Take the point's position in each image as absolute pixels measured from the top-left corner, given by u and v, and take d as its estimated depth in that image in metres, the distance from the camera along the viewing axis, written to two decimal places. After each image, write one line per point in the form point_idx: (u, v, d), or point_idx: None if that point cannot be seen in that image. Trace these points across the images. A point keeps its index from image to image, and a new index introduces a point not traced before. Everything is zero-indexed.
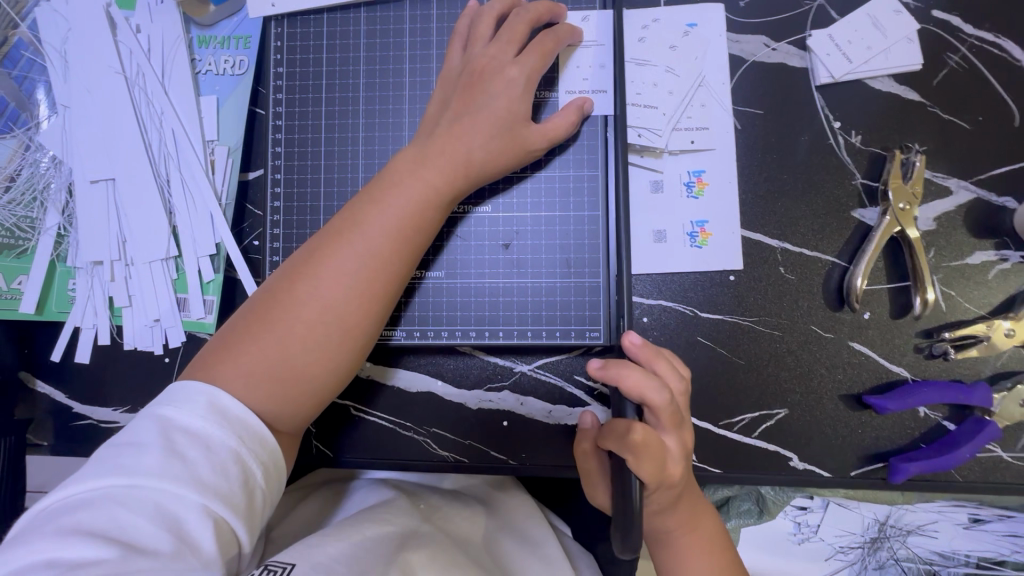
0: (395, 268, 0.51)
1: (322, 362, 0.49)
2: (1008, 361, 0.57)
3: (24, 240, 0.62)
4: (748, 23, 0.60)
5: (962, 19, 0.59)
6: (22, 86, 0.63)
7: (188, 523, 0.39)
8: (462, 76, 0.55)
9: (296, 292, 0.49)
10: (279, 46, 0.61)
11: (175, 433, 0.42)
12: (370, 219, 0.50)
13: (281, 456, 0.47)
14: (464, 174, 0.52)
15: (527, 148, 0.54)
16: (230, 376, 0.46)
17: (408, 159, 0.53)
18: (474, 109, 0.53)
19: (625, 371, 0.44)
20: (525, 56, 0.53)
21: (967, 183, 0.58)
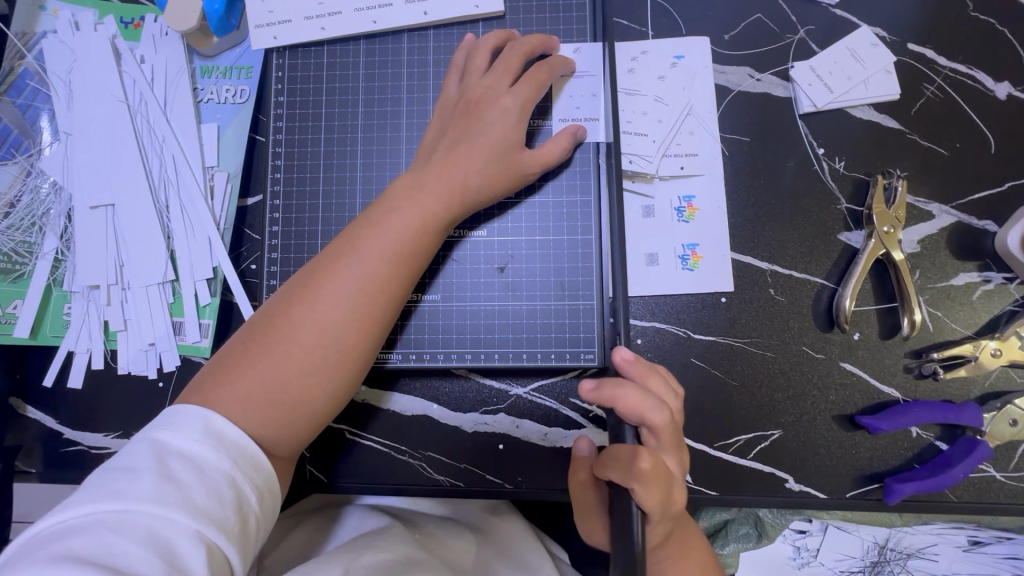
0: (392, 291, 0.52)
1: (320, 385, 0.49)
2: (996, 381, 0.58)
3: (21, 264, 0.63)
4: (733, 55, 0.62)
5: (936, 52, 0.61)
6: (26, 113, 0.64)
7: (180, 548, 0.38)
8: (458, 105, 0.56)
9: (293, 315, 0.50)
10: (280, 75, 0.63)
11: (170, 456, 0.42)
12: (368, 242, 0.51)
13: (276, 481, 0.47)
14: (459, 200, 0.53)
15: (522, 173, 0.55)
16: (225, 401, 0.46)
17: (405, 184, 0.54)
18: (470, 137, 0.54)
19: (621, 390, 0.44)
20: (519, 87, 0.55)
21: (948, 208, 0.60)
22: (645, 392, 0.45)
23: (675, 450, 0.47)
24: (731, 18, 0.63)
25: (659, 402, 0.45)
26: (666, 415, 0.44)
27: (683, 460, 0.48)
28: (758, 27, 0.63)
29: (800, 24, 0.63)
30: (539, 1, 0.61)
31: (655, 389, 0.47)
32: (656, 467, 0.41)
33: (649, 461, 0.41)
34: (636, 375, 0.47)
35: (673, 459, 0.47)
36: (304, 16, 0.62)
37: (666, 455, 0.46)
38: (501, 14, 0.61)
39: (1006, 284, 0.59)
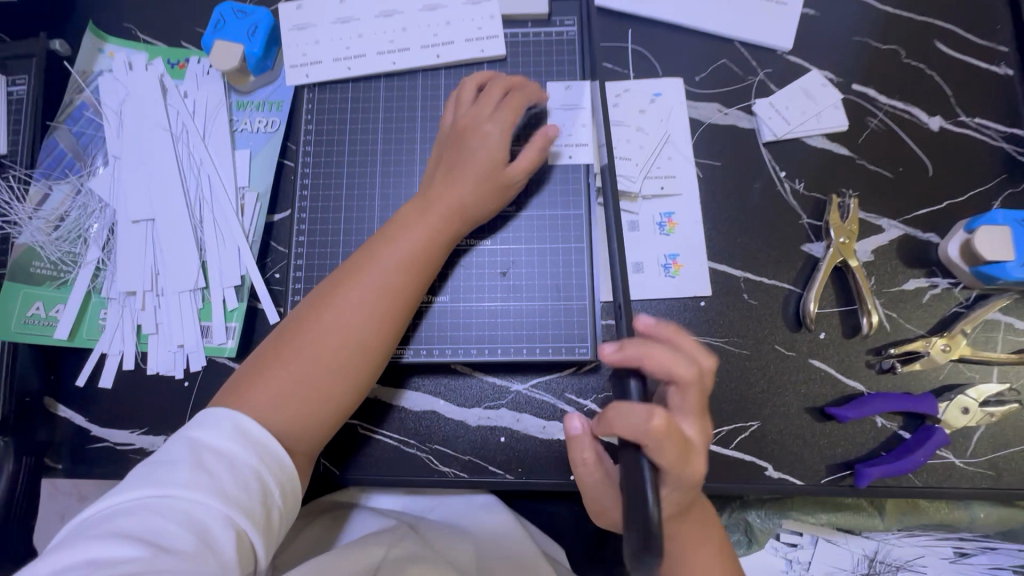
0: (405, 298, 0.58)
1: (341, 382, 0.55)
2: (950, 375, 0.64)
3: (66, 272, 0.69)
4: (702, 93, 0.72)
5: (877, 91, 0.72)
6: (81, 139, 0.72)
7: (213, 531, 0.43)
8: (451, 134, 0.64)
9: (317, 320, 0.56)
10: (310, 108, 0.71)
11: (204, 451, 0.47)
12: (384, 254, 0.58)
13: (296, 479, 0.51)
14: (462, 214, 0.61)
15: (506, 184, 0.62)
16: (258, 397, 0.52)
17: (415, 204, 0.61)
18: (461, 162, 0.61)
19: (648, 350, 0.45)
20: (500, 114, 0.62)
21: (896, 222, 0.68)
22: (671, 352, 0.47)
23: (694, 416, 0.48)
24: (700, 62, 0.73)
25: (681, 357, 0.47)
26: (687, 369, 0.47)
27: (706, 426, 0.49)
28: (723, 70, 0.73)
29: (760, 68, 0.73)
30: (535, 47, 0.71)
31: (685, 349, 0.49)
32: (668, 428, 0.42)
33: (661, 421, 0.42)
34: (665, 335, 0.49)
35: (692, 425, 0.48)
36: (332, 58, 0.71)
37: (686, 419, 0.48)
38: (502, 58, 0.71)
39: (952, 288, 0.66)
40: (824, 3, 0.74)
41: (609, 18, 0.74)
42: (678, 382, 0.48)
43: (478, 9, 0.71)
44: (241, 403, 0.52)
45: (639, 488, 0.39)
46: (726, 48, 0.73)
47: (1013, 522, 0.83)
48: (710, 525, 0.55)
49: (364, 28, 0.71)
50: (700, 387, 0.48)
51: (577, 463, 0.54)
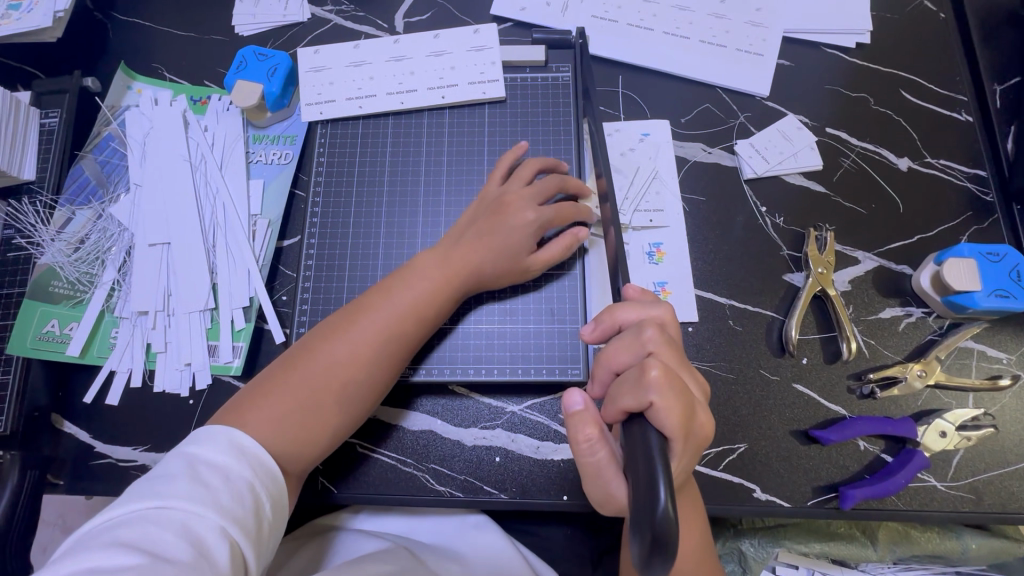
0: (412, 339, 0.61)
1: (335, 414, 0.58)
2: (928, 399, 0.67)
3: (82, 292, 0.72)
4: (687, 134, 0.78)
5: (848, 134, 0.77)
6: (105, 168, 0.76)
7: (208, 540, 0.44)
8: (492, 205, 0.66)
9: (324, 350, 0.59)
10: (322, 142, 0.76)
11: (202, 464, 0.49)
12: (400, 295, 0.61)
13: (286, 493, 0.54)
14: (476, 273, 0.64)
15: (527, 272, 0.66)
16: (258, 417, 0.55)
17: (436, 249, 0.65)
18: (497, 232, 0.64)
19: (609, 347, 0.49)
20: (545, 210, 0.65)
21: (871, 254, 0.72)
22: (629, 332, 0.49)
23: (688, 367, 0.48)
24: (685, 106, 0.79)
25: (644, 323, 0.48)
26: (656, 331, 0.47)
27: (699, 377, 0.50)
28: (706, 113, 0.79)
29: (740, 111, 0.79)
30: (533, 89, 0.77)
31: (631, 317, 0.51)
32: (668, 379, 0.43)
33: (660, 370, 0.44)
34: (608, 322, 0.52)
35: (689, 377, 0.48)
36: (345, 97, 0.77)
37: (685, 374, 0.47)
38: (503, 99, 0.76)
39: (926, 316, 0.70)
40: (797, 55, 0.81)
41: (601, 65, 0.81)
42: (650, 348, 0.47)
43: (481, 55, 0.77)
44: (240, 420, 0.55)
45: (648, 452, 0.39)
46: (709, 94, 0.79)
47: (1005, 554, 0.83)
48: (694, 505, 0.53)
49: (375, 71, 0.77)
50: (671, 341, 0.49)
51: (578, 448, 0.45)
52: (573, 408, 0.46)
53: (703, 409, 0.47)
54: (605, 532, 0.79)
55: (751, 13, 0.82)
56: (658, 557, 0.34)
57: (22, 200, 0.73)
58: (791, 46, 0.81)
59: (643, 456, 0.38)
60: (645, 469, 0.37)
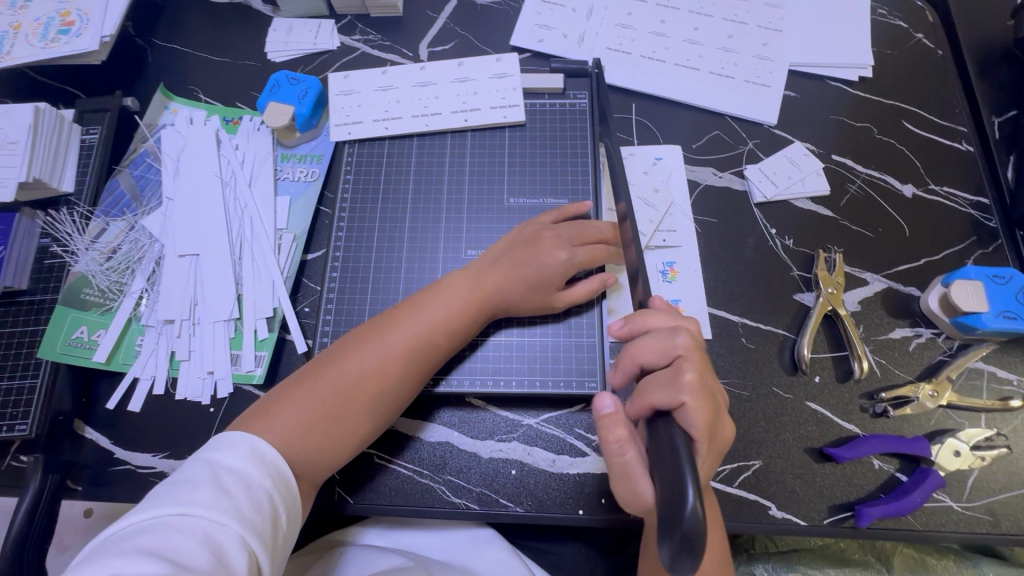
0: (437, 355, 0.63)
1: (356, 423, 0.59)
2: (940, 419, 0.68)
3: (111, 300, 0.74)
4: (699, 159, 0.81)
5: (854, 161, 0.80)
6: (140, 183, 0.79)
7: (229, 549, 0.45)
8: (526, 236, 0.69)
9: (351, 359, 0.60)
10: (350, 160, 0.80)
11: (223, 472, 0.49)
12: (427, 313, 0.63)
13: (298, 505, 0.54)
14: (505, 302, 0.66)
15: (554, 308, 0.68)
16: (283, 419, 0.56)
17: (464, 271, 0.67)
18: (528, 265, 0.66)
19: (636, 349, 0.51)
20: (577, 251, 0.68)
21: (879, 276, 0.74)
22: (658, 336, 0.51)
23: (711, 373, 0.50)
24: (696, 133, 0.82)
25: (675, 330, 0.50)
26: (688, 337, 0.49)
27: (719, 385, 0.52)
28: (717, 139, 0.82)
29: (749, 138, 0.82)
30: (552, 115, 0.81)
31: (658, 323, 0.53)
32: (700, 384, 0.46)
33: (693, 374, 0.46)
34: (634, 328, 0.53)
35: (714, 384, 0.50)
36: (373, 119, 0.81)
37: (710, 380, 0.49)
38: (522, 123, 0.80)
39: (935, 337, 0.71)
40: (803, 86, 0.85)
41: (616, 94, 0.85)
42: (679, 352, 0.49)
43: (502, 82, 0.81)
44: (264, 422, 0.56)
45: (675, 452, 0.40)
46: (719, 121, 0.83)
47: None
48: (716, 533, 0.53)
49: (402, 95, 0.81)
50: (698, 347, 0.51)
51: (608, 448, 0.47)
52: (602, 412, 0.47)
53: (725, 413, 0.49)
54: (617, 552, 0.78)
55: (759, 47, 0.86)
56: (687, 554, 0.35)
57: (60, 210, 0.76)
58: (797, 79, 0.85)
59: (670, 459, 0.39)
60: (673, 470, 0.38)
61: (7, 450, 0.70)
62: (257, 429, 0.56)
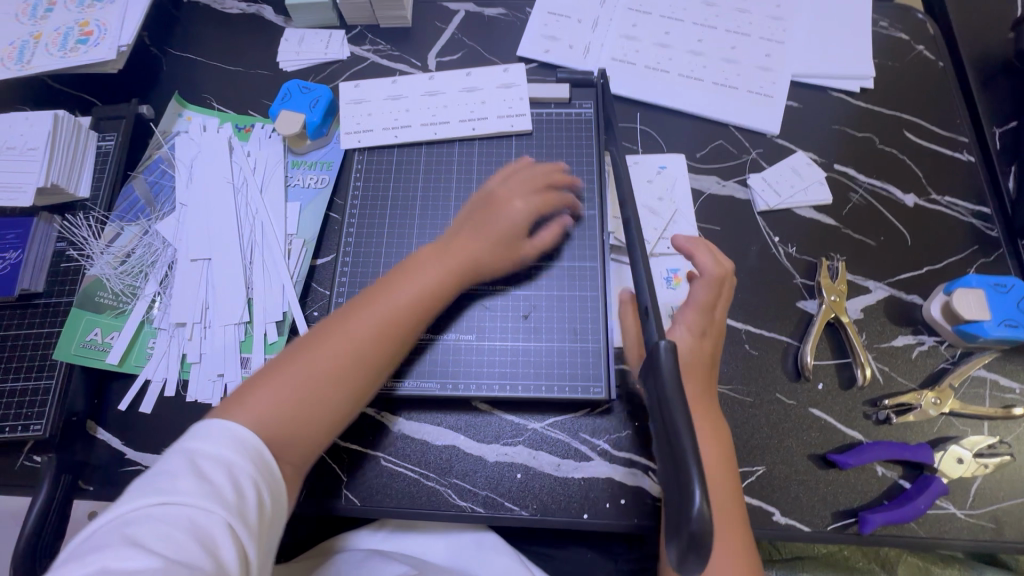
0: (412, 327, 0.63)
1: (333, 401, 0.58)
2: (944, 427, 0.68)
3: (125, 303, 0.75)
4: (703, 167, 0.82)
5: (856, 171, 0.81)
6: (154, 188, 0.81)
7: (216, 537, 0.45)
8: (483, 199, 0.72)
9: (323, 336, 0.59)
10: (359, 168, 0.81)
11: (203, 459, 0.48)
12: (402, 285, 0.64)
13: (281, 486, 0.53)
14: (475, 264, 0.67)
15: (522, 258, 0.71)
16: (255, 401, 0.55)
17: (433, 245, 0.69)
18: (488, 223, 0.69)
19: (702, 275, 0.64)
20: (533, 198, 0.72)
21: (882, 284, 0.75)
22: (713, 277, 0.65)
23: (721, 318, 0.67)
24: (699, 142, 0.84)
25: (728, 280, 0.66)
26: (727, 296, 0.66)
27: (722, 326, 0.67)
28: (720, 148, 0.83)
29: (752, 147, 0.83)
30: (558, 124, 0.82)
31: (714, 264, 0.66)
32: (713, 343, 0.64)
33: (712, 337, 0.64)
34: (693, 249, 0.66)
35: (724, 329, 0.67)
36: (382, 127, 0.82)
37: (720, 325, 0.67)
38: (529, 132, 0.81)
39: (938, 345, 0.72)
40: (805, 97, 0.86)
41: (621, 103, 0.86)
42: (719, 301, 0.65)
43: (509, 92, 0.83)
44: (237, 407, 0.54)
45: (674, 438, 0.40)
46: (722, 130, 0.84)
47: None
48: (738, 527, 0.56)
49: (411, 104, 0.83)
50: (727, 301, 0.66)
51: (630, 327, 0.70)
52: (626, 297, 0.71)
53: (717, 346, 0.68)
54: (621, 557, 0.78)
55: (762, 59, 0.88)
56: (695, 554, 0.37)
57: (76, 215, 0.78)
58: (799, 89, 0.87)
59: (674, 454, 0.40)
60: (678, 465, 0.39)
61: (21, 450, 0.71)
62: (230, 414, 0.54)
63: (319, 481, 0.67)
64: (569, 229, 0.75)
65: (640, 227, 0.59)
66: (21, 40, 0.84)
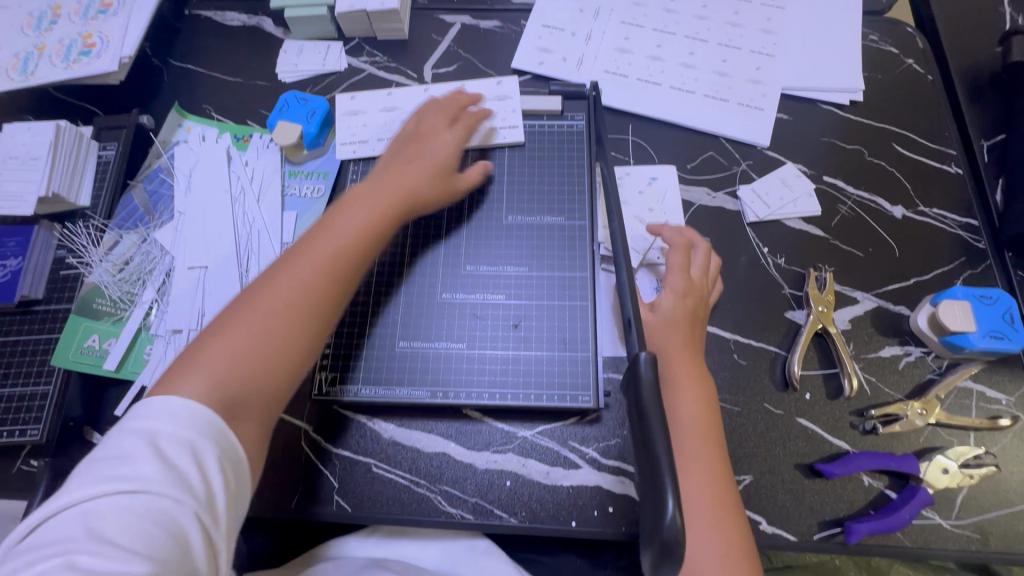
0: (361, 256, 0.63)
1: (293, 340, 0.57)
2: (930, 437, 0.69)
3: (122, 310, 0.76)
4: (693, 178, 0.83)
5: (845, 183, 0.82)
6: (153, 197, 0.83)
7: (185, 529, 0.44)
8: (409, 136, 0.76)
9: (270, 280, 0.59)
10: (354, 177, 0.82)
11: (166, 443, 0.46)
12: (340, 221, 0.64)
13: (245, 462, 0.51)
14: (412, 193, 0.70)
15: (456, 189, 0.75)
16: (210, 355, 0.53)
17: (367, 184, 0.70)
18: (416, 155, 0.73)
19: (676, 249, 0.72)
20: (455, 130, 0.77)
21: (869, 295, 0.76)
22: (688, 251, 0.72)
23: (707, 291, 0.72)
24: (690, 153, 0.85)
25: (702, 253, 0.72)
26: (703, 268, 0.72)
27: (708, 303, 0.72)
28: (711, 160, 0.84)
29: (742, 159, 0.84)
30: (549, 135, 0.83)
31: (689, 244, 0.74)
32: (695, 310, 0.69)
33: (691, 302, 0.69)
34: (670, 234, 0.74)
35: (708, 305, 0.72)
36: (377, 138, 0.83)
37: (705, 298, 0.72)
38: (521, 143, 0.83)
39: (925, 356, 0.72)
40: (795, 109, 0.87)
41: (612, 115, 0.88)
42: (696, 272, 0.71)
43: (502, 103, 0.84)
44: (191, 365, 0.53)
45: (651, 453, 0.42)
46: (713, 142, 0.85)
47: None
48: (732, 523, 0.58)
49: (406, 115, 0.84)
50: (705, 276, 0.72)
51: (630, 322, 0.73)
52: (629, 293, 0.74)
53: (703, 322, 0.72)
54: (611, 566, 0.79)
55: (752, 71, 0.89)
56: (666, 562, 0.38)
57: (76, 223, 0.79)
58: (790, 102, 0.88)
59: (648, 460, 0.42)
60: (653, 473, 0.41)
61: (18, 455, 0.72)
62: (184, 372, 0.52)
63: (311, 487, 0.68)
64: (513, 187, 0.80)
65: (624, 234, 0.63)
66: (26, 51, 0.86)
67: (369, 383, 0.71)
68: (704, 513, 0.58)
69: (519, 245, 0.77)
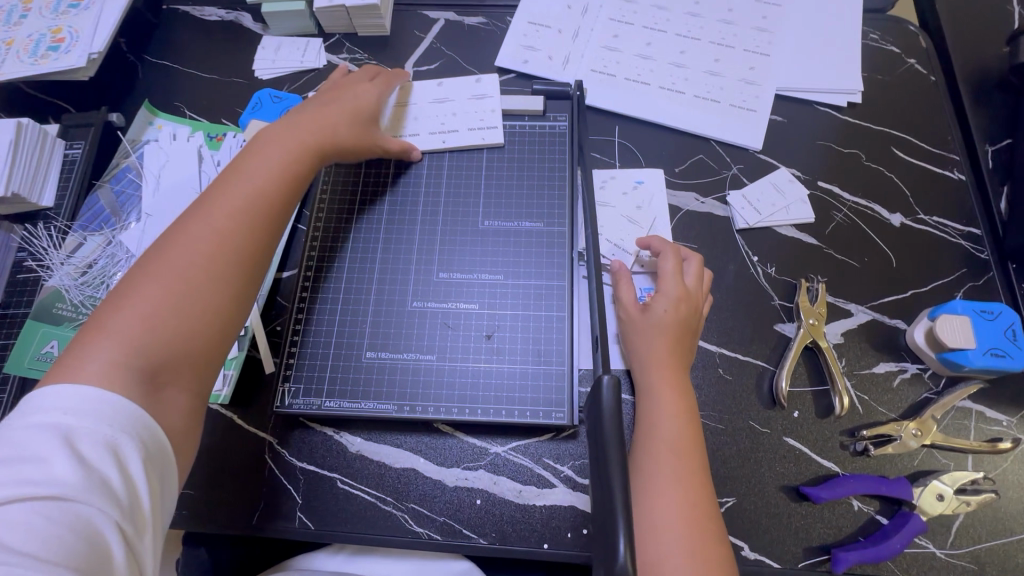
0: (279, 198, 0.61)
1: (215, 290, 0.55)
2: (925, 460, 0.65)
3: (84, 315, 0.73)
4: (681, 183, 0.79)
5: (841, 189, 0.79)
6: (119, 198, 0.80)
7: (106, 539, 0.42)
8: (329, 87, 0.75)
9: (182, 234, 0.56)
10: (326, 178, 0.78)
11: (86, 443, 0.43)
12: (251, 165, 0.62)
13: (172, 460, 0.49)
14: (332, 136, 0.68)
15: (380, 140, 0.74)
16: (122, 318, 0.50)
17: (281, 128, 0.67)
18: (335, 102, 0.72)
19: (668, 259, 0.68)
20: (375, 82, 0.77)
21: (864, 308, 0.72)
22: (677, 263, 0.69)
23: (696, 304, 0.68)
24: (678, 157, 0.81)
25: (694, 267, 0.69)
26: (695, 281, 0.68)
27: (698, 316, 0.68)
28: (700, 163, 0.81)
29: (732, 163, 0.81)
30: (530, 136, 0.80)
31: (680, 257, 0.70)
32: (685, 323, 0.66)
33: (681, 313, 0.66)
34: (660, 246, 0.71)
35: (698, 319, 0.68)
36: None
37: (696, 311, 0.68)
38: (501, 145, 0.79)
39: (921, 373, 0.68)
40: (789, 111, 0.84)
41: (598, 116, 0.84)
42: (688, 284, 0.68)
43: (481, 104, 0.81)
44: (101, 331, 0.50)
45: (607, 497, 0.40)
46: (702, 145, 0.82)
47: None
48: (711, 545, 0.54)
49: None
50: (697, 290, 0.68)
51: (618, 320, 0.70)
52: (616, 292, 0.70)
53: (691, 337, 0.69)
54: None
55: (745, 71, 0.85)
56: None
57: (38, 225, 0.77)
58: (784, 104, 0.84)
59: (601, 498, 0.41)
60: (604, 510, 0.40)
61: None
62: (94, 340, 0.49)
63: (274, 503, 0.66)
64: (488, 189, 0.77)
65: (597, 240, 0.61)
66: None
67: (335, 396, 0.68)
68: (678, 533, 0.54)
69: (496, 252, 0.74)
